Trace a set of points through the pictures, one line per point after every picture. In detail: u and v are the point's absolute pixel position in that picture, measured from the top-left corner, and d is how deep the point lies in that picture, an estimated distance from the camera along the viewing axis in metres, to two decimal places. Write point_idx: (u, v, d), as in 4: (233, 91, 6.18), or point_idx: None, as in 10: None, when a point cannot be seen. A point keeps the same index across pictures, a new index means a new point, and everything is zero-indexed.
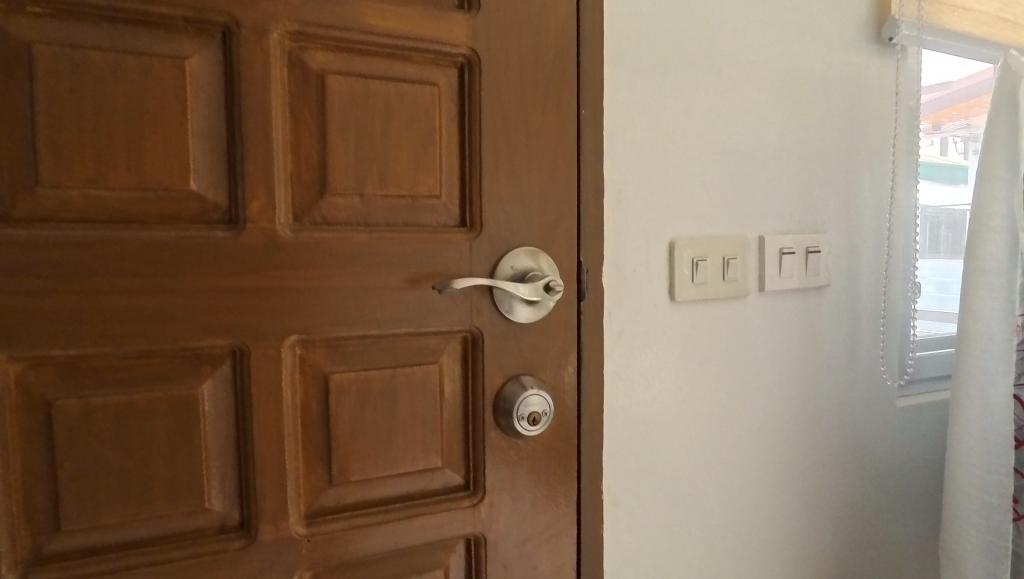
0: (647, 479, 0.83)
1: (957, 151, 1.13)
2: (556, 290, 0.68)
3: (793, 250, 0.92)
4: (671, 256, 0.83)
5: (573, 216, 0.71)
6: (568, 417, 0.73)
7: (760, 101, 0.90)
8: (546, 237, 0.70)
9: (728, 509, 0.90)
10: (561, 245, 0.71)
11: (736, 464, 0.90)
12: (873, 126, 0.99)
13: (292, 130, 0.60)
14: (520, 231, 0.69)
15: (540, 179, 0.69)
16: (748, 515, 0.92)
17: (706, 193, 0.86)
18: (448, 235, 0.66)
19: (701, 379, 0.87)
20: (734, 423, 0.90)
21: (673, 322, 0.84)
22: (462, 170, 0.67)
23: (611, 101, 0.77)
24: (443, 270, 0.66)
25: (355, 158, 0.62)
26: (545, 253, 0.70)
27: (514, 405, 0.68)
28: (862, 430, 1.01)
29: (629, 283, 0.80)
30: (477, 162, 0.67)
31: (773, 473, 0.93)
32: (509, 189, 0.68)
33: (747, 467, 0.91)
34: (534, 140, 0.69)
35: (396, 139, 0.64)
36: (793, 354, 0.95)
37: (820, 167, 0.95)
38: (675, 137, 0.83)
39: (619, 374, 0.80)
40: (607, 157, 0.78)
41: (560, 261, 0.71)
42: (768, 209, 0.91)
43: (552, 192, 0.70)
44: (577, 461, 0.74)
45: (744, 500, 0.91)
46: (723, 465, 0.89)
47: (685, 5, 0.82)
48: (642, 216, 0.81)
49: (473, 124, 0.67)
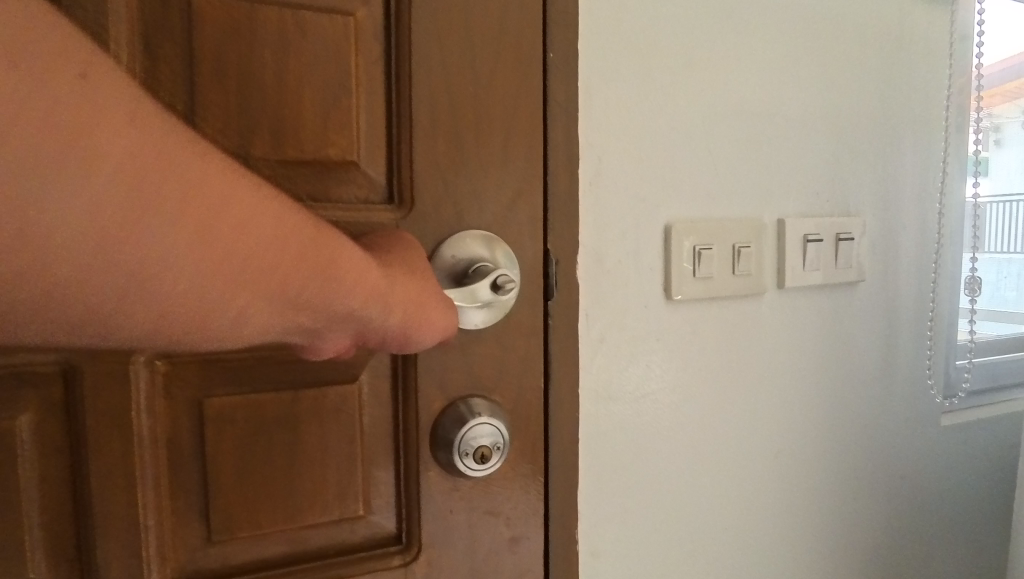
0: (634, 522, 0.69)
1: (989, 144, 0.90)
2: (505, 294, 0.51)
3: (820, 236, 0.76)
4: (666, 243, 0.67)
5: (539, 191, 0.55)
6: (532, 447, 0.57)
7: (780, 54, 0.73)
8: (501, 218, 0.54)
9: (731, 546, 0.75)
10: (520, 229, 0.55)
11: (742, 494, 0.75)
12: (919, 88, 0.82)
13: (150, 74, 0.45)
14: (465, 210, 0.52)
15: (494, 143, 0.53)
16: (755, 552, 0.77)
17: (710, 166, 0.69)
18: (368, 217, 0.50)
19: (703, 396, 0.71)
20: (743, 448, 0.75)
21: (668, 325, 0.68)
22: (388, 130, 0.51)
23: (590, 48, 0.61)
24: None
25: (234, 111, 0.46)
26: (497, 242, 0.53)
27: (456, 438, 0.52)
28: (899, 453, 0.85)
29: (612, 278, 0.65)
30: (406, 119, 0.51)
31: (785, 502, 0.79)
32: (453, 156, 0.52)
33: (756, 500, 0.76)
34: (486, 91, 0.53)
35: (292, 85, 0.47)
36: (818, 364, 0.79)
37: (851, 137, 0.79)
38: (674, 95, 0.67)
39: (600, 395, 0.65)
40: (583, 118, 0.62)
41: (519, 249, 0.55)
42: (789, 187, 0.75)
43: (509, 160, 0.54)
44: (545, 504, 0.58)
45: (751, 541, 0.77)
46: (726, 495, 0.74)
47: None
48: (629, 194, 0.65)
49: (402, 69, 0.50)
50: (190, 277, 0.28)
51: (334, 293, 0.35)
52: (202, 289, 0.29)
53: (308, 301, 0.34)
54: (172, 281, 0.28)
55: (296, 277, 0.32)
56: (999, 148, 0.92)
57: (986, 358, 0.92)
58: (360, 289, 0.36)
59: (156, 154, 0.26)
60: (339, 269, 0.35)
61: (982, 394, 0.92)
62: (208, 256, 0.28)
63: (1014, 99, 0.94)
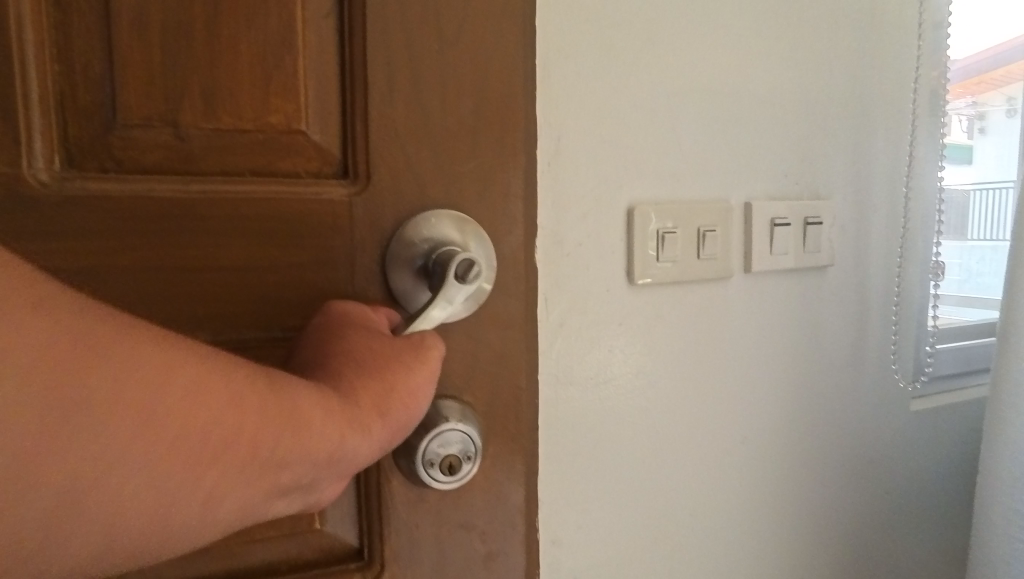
0: (597, 508, 0.70)
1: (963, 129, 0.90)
2: (470, 274, 0.43)
3: (788, 220, 0.75)
4: (627, 225, 0.67)
5: (516, 163, 0.49)
6: (509, 456, 0.51)
7: (748, 34, 0.73)
8: (472, 195, 0.48)
9: (690, 529, 0.75)
10: (494, 207, 0.48)
11: (705, 478, 0.75)
12: (890, 70, 0.80)
13: (59, 26, 0.39)
14: (430, 186, 0.47)
15: (463, 109, 0.47)
16: (717, 536, 0.77)
17: (671, 149, 0.69)
18: (320, 194, 0.44)
19: (667, 380, 0.72)
20: (706, 433, 0.75)
21: (630, 309, 0.68)
22: (342, 94, 0.45)
23: (549, 26, 0.61)
24: (314, 243, 0.44)
25: (159, 69, 0.40)
26: (464, 226, 0.47)
27: (421, 445, 0.46)
28: (868, 438, 0.85)
29: (572, 261, 0.65)
30: (362, 81, 0.45)
31: (752, 485, 0.78)
32: (415, 124, 0.46)
33: (720, 484, 0.77)
34: (455, 50, 0.46)
35: (224, 39, 0.41)
36: (783, 348, 0.78)
37: (822, 119, 0.78)
38: (636, 74, 0.66)
39: (560, 380, 0.66)
40: (541, 98, 0.61)
41: (494, 230, 0.49)
42: (756, 169, 0.74)
43: (480, 129, 0.48)
44: (526, 520, 0.52)
45: (715, 525, 0.77)
46: (688, 478, 0.74)
47: None
48: (590, 175, 0.65)
49: (355, 24, 0.44)
50: (133, 485, 0.24)
51: (305, 442, 0.29)
52: (153, 492, 0.24)
53: (281, 463, 0.29)
54: (102, 488, 0.23)
55: (259, 442, 0.27)
56: (985, 136, 0.93)
57: (949, 344, 0.92)
58: (328, 426, 0.31)
59: (61, 349, 0.22)
60: (300, 417, 0.29)
61: (950, 379, 0.93)
62: (154, 450, 0.24)
63: (999, 87, 0.96)
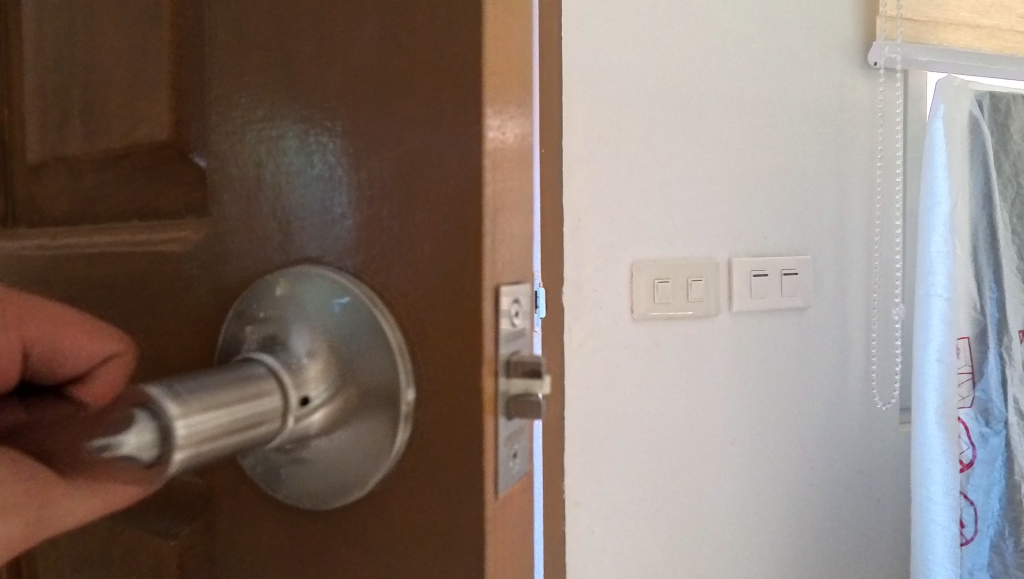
0: (608, 485, 0.87)
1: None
2: (135, 456, 0.20)
3: (766, 271, 0.92)
4: (631, 279, 0.86)
5: (462, 137, 0.23)
6: None
7: (733, 122, 0.90)
8: (375, 223, 0.24)
9: (693, 519, 0.92)
10: (404, 247, 0.24)
11: (704, 476, 0.92)
12: (861, 147, 0.97)
13: None
14: (286, 204, 0.26)
15: (354, 28, 0.24)
16: (717, 531, 0.93)
17: (667, 216, 0.88)
18: (162, 249, 0.29)
19: (668, 395, 0.89)
20: (704, 437, 0.91)
21: (633, 337, 0.87)
22: (173, 54, 0.28)
23: (571, 128, 0.83)
24: (160, 321, 0.29)
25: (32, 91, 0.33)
26: (351, 344, 0.24)
27: None
28: (854, 451, 0.99)
29: (589, 301, 0.85)
30: (195, 19, 0.27)
31: (748, 479, 0.94)
32: (268, 83, 0.26)
33: (717, 482, 0.92)
34: None
35: (34, 30, 0.32)
36: (772, 377, 0.94)
37: (804, 188, 0.95)
38: (640, 161, 0.86)
39: (578, 385, 0.85)
40: (567, 185, 0.83)
41: (413, 310, 0.24)
42: (737, 232, 0.91)
43: (383, 75, 0.24)
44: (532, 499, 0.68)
45: (715, 513, 0.93)
46: (691, 473, 0.91)
47: (653, 42, 0.86)
48: (601, 239, 0.85)
49: None
50: None
51: None
52: None
53: None
54: None
55: None
56: None
57: None
58: None
59: None
60: None
61: None
62: None
63: None
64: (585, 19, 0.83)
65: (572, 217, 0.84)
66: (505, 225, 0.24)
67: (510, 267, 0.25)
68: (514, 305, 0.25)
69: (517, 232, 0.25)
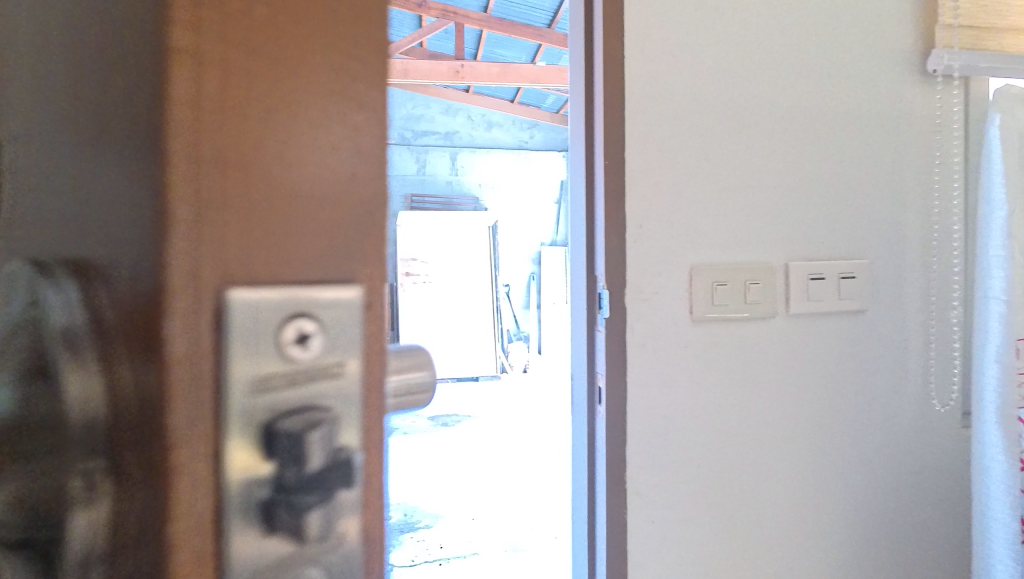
0: (668, 477, 0.92)
1: None
2: None
3: (823, 274, 0.95)
4: (690, 281, 0.90)
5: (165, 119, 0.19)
6: None
7: (789, 132, 0.94)
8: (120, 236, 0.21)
9: (749, 512, 0.95)
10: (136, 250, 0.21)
11: (759, 471, 0.95)
12: (919, 152, 0.99)
13: None
14: (71, 216, 0.24)
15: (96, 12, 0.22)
16: (773, 525, 0.96)
17: (725, 221, 0.92)
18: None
19: (725, 393, 0.93)
20: (760, 434, 0.95)
21: (692, 337, 0.91)
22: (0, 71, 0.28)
23: (633, 141, 0.88)
24: None
25: None
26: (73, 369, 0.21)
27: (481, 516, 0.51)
28: (913, 451, 1.01)
29: (650, 303, 0.90)
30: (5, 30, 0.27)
31: (805, 475, 0.97)
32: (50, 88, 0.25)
33: (775, 478, 0.96)
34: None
35: None
36: (829, 378, 0.97)
37: (860, 193, 0.97)
38: (698, 170, 0.91)
39: (639, 382, 0.90)
40: (629, 194, 0.89)
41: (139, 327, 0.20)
42: (794, 237, 0.94)
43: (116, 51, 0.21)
44: None
45: (772, 507, 0.96)
46: (747, 468, 0.95)
47: (711, 58, 0.91)
48: (662, 244, 0.90)
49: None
50: None
51: None
52: None
53: None
54: None
55: None
56: None
57: None
58: None
59: None
60: None
61: None
62: None
63: None
64: (646, 38, 0.88)
65: (634, 223, 0.89)
66: (238, 226, 0.20)
67: (262, 278, 0.20)
68: (287, 328, 0.20)
69: (278, 239, 0.21)
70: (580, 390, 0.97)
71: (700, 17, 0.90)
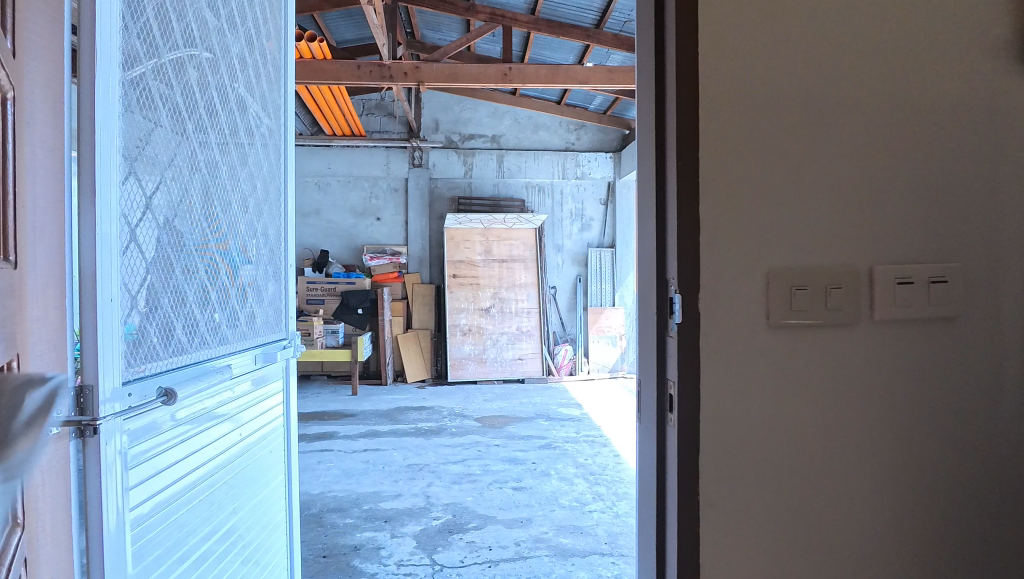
0: (742, 487, 0.88)
1: None
2: None
3: (910, 278, 0.90)
4: (767, 286, 0.87)
5: None
6: None
7: (874, 129, 0.89)
8: None
9: (829, 529, 0.91)
10: None
11: (839, 486, 0.91)
12: (1015, 148, 0.93)
13: None
14: None
15: None
16: (853, 543, 0.92)
17: (805, 224, 0.88)
18: None
19: (803, 402, 0.89)
20: (839, 446, 0.91)
21: (769, 344, 0.88)
22: None
23: (708, 139, 0.85)
24: None
25: None
26: None
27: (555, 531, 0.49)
28: (1006, 467, 0.94)
29: (725, 307, 0.86)
30: None
31: (887, 490, 0.92)
32: None
33: (854, 491, 0.91)
34: None
35: None
36: (916, 387, 0.92)
37: (952, 192, 0.91)
38: (776, 170, 0.87)
39: (714, 390, 0.87)
40: (704, 194, 0.85)
41: None
42: (879, 238, 0.90)
43: None
44: None
45: (851, 522, 0.91)
46: (826, 482, 0.90)
47: (790, 53, 0.87)
48: (738, 246, 0.86)
49: None
50: None
51: None
52: None
53: None
54: None
55: None
56: None
57: None
58: None
59: None
60: None
61: None
62: None
63: None
64: (722, 33, 0.85)
65: (710, 227, 0.85)
66: None
67: None
68: None
69: None
70: (649, 398, 0.94)
71: (779, 10, 0.86)
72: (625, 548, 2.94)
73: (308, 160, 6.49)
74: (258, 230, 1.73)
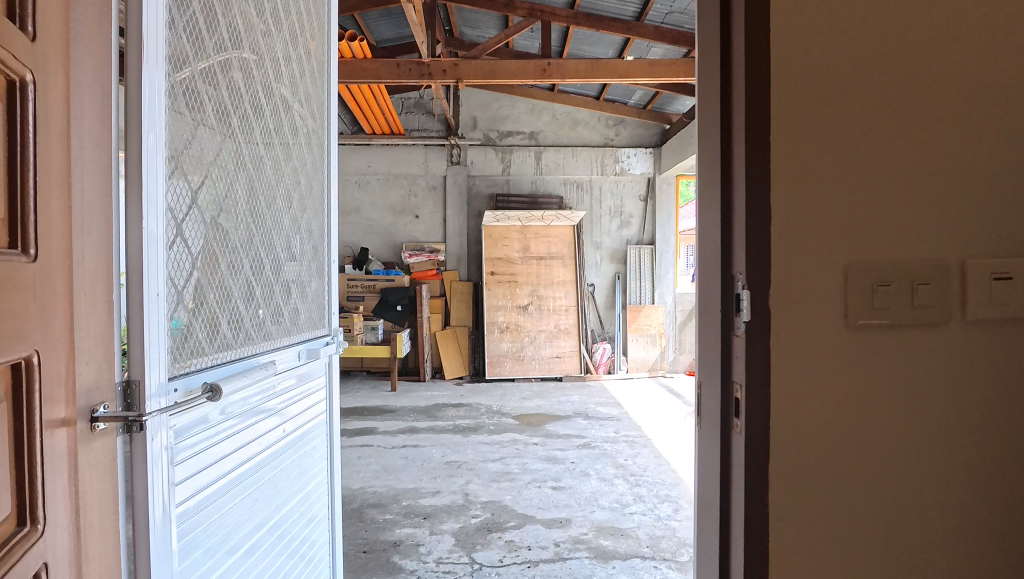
0: (816, 501, 0.81)
1: None
2: None
3: (1007, 274, 0.81)
4: (845, 282, 0.79)
5: None
6: None
7: (968, 109, 0.81)
8: None
9: (912, 548, 0.83)
10: None
11: (927, 500, 0.83)
12: None
13: None
14: None
15: None
16: (941, 564, 0.84)
17: (889, 214, 0.80)
18: None
19: (886, 409, 0.82)
20: (925, 458, 0.83)
21: (847, 346, 0.80)
22: None
23: (781, 122, 0.78)
24: None
25: None
26: None
27: None
28: None
29: (799, 305, 0.79)
30: None
31: (979, 507, 0.83)
32: None
33: (942, 508, 0.83)
34: None
35: None
36: (1014, 395, 0.83)
37: None
38: (856, 155, 0.79)
39: (786, 395, 0.80)
40: (777, 182, 0.78)
41: None
42: (973, 230, 0.81)
43: None
44: None
45: (938, 542, 0.83)
46: (911, 495, 0.83)
47: (874, 27, 0.79)
48: (813, 239, 0.79)
49: None
50: None
51: None
52: None
53: None
54: None
55: None
56: None
57: None
58: None
59: None
60: None
61: None
62: None
63: None
64: (798, 7, 0.78)
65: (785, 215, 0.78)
66: None
67: None
68: None
69: None
70: (713, 403, 0.87)
71: None
72: (668, 552, 2.86)
73: (349, 159, 6.56)
74: (302, 226, 1.73)
